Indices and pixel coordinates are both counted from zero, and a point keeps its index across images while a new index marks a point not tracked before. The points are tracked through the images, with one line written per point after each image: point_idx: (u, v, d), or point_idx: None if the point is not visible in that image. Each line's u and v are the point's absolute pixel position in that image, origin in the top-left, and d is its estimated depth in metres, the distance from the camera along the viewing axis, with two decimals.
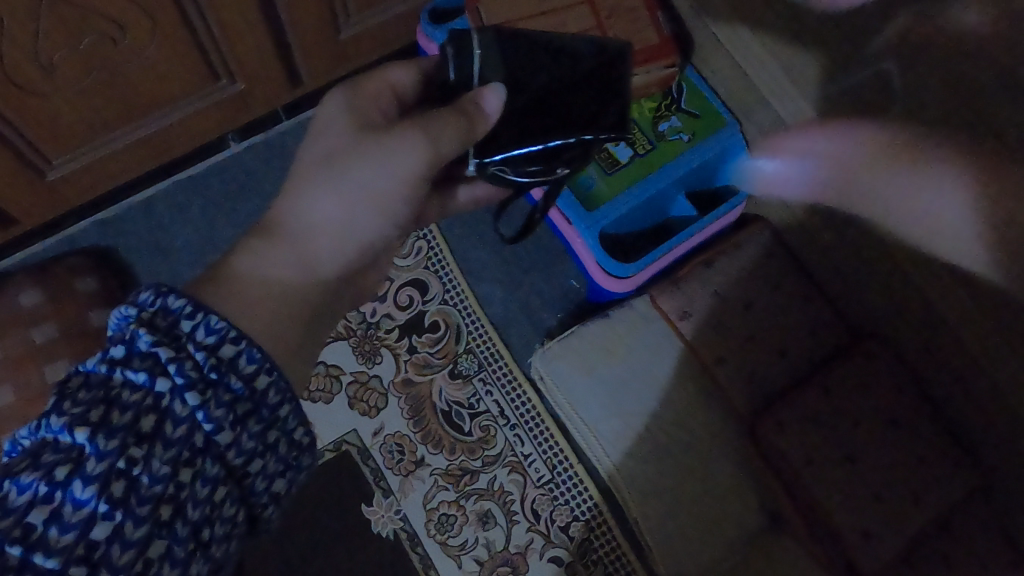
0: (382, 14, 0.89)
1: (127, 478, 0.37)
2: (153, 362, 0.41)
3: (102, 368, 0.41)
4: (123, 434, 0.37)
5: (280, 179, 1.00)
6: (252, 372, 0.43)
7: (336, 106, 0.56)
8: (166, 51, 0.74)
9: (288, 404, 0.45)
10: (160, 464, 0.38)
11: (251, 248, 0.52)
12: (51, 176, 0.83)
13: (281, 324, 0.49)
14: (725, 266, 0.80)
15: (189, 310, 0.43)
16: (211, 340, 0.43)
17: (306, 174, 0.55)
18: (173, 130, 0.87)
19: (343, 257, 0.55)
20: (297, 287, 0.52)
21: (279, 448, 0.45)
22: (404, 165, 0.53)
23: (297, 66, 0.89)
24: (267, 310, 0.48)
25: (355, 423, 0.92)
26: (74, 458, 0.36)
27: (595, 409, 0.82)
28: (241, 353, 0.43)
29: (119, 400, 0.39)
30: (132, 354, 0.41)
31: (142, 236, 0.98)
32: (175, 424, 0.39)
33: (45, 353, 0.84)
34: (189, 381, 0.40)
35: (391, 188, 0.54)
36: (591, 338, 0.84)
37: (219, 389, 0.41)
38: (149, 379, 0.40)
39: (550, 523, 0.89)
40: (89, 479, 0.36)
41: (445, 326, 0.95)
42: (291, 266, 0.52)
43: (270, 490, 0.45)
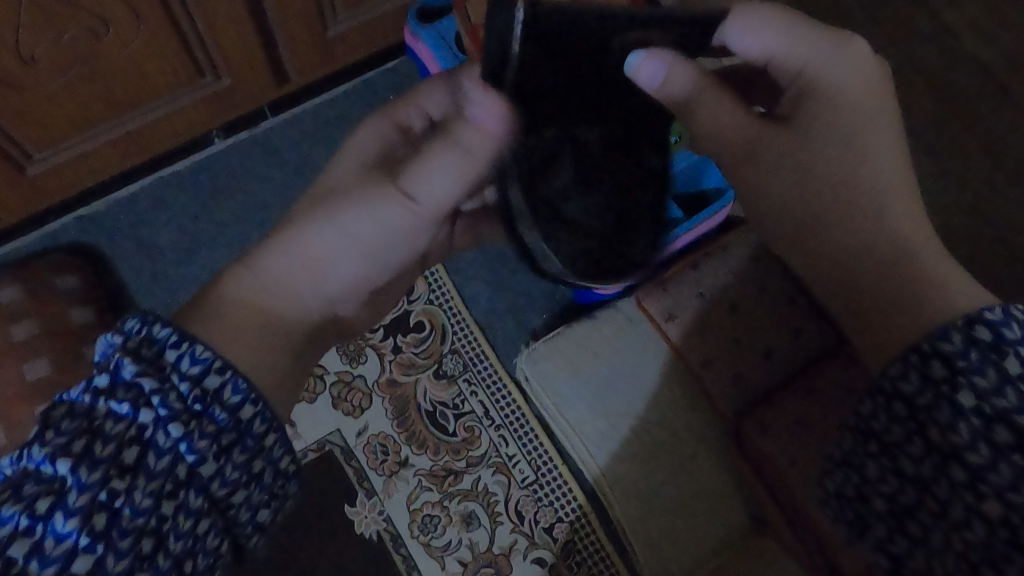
0: (370, 11, 0.88)
1: (109, 511, 0.36)
2: (137, 393, 0.40)
3: (87, 398, 0.40)
4: (106, 466, 0.37)
5: (265, 179, 0.99)
6: (237, 403, 0.43)
7: (361, 138, 0.56)
8: (152, 46, 0.74)
9: (274, 433, 0.45)
10: (142, 497, 0.37)
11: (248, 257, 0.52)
12: (32, 170, 0.82)
13: (266, 354, 0.48)
14: (709, 269, 0.81)
15: (175, 340, 0.43)
16: (195, 370, 0.42)
17: (308, 200, 0.54)
18: (157, 125, 0.86)
19: (324, 294, 0.54)
20: (273, 320, 0.50)
21: (262, 477, 0.44)
22: (391, 210, 0.51)
23: (283, 63, 0.88)
24: (254, 343, 0.48)
25: (338, 423, 0.92)
26: (55, 490, 0.36)
27: (581, 411, 0.83)
28: (226, 384, 0.43)
29: (102, 430, 0.38)
30: (117, 384, 0.40)
31: (124, 233, 0.97)
32: (157, 456, 0.39)
33: (24, 350, 0.83)
34: (173, 413, 0.39)
35: (378, 229, 0.52)
36: (577, 341, 0.85)
37: (204, 420, 0.41)
38: (133, 411, 0.39)
39: (534, 524, 0.89)
40: (71, 512, 0.35)
41: (430, 327, 0.95)
42: (268, 294, 0.51)
43: (254, 521, 0.44)
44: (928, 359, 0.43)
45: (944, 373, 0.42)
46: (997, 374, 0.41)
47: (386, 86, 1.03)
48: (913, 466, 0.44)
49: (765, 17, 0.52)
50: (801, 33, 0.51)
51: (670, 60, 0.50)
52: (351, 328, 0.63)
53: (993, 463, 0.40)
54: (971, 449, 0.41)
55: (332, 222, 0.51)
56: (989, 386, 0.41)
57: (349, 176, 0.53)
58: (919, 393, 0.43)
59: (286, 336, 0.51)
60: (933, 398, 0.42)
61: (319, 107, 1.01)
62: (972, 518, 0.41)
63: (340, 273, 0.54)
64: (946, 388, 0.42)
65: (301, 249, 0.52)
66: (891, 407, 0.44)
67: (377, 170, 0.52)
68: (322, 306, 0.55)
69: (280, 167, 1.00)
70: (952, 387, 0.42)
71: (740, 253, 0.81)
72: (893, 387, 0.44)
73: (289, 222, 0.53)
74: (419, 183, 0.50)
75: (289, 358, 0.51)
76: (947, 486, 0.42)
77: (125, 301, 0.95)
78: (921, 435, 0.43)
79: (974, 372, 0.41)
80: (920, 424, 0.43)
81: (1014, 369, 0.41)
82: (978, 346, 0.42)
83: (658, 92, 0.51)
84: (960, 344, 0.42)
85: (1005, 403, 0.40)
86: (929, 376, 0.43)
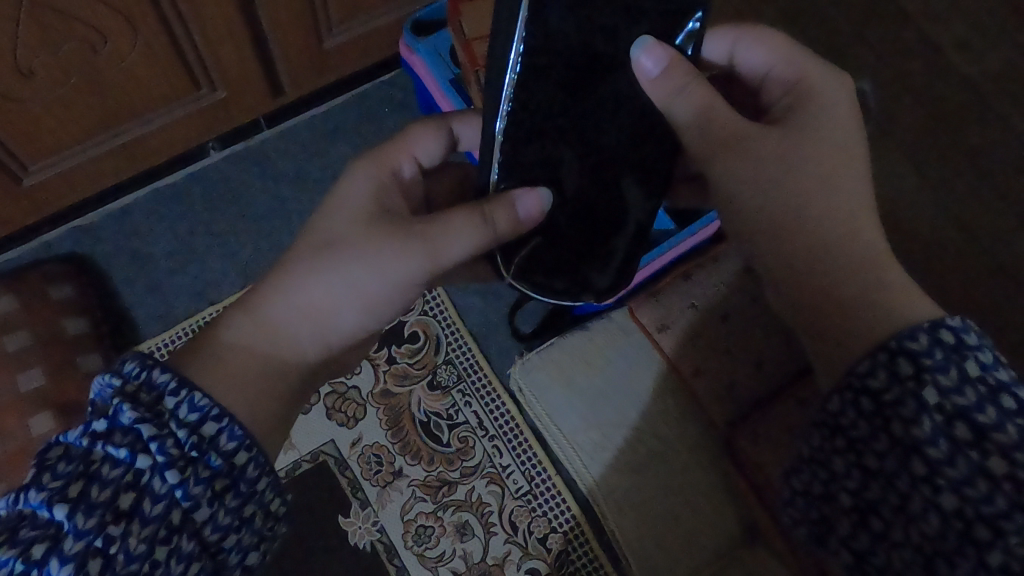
0: (366, 25, 0.89)
1: (104, 557, 0.37)
2: (134, 438, 0.41)
3: (84, 441, 0.41)
4: (101, 511, 0.38)
5: (260, 190, 0.99)
6: (232, 448, 0.43)
7: (363, 178, 0.54)
8: (148, 58, 0.74)
9: (265, 477, 0.45)
10: (137, 542, 0.38)
11: (252, 315, 0.51)
12: (27, 182, 0.82)
13: (263, 400, 0.49)
14: (702, 280, 0.82)
15: (174, 386, 0.43)
16: (193, 418, 0.43)
17: (309, 246, 0.52)
18: (153, 137, 0.87)
19: (327, 343, 0.53)
20: (271, 367, 0.51)
21: (254, 521, 0.44)
22: (403, 271, 0.51)
23: (278, 75, 0.89)
24: (249, 385, 0.49)
25: (333, 434, 0.92)
26: (52, 535, 0.37)
27: (574, 422, 0.84)
28: (222, 431, 0.43)
29: (99, 475, 0.39)
30: (114, 429, 0.41)
31: (118, 244, 0.97)
32: (153, 502, 0.39)
33: (17, 360, 0.83)
34: (169, 459, 0.40)
35: (388, 287, 0.52)
36: (569, 352, 0.86)
37: (199, 465, 0.41)
38: (130, 455, 0.40)
39: (528, 535, 0.89)
40: (67, 558, 0.36)
41: (424, 337, 0.95)
42: (268, 344, 0.51)
43: (244, 563, 0.44)
44: (895, 357, 0.44)
45: (911, 371, 0.43)
46: (959, 374, 0.42)
47: (380, 100, 1.03)
48: (877, 461, 0.44)
49: (776, 35, 0.56)
50: (807, 52, 0.54)
51: (669, 57, 0.49)
52: (343, 363, 0.64)
53: (953, 458, 0.41)
54: (933, 444, 0.41)
55: (340, 279, 0.51)
56: (951, 384, 0.42)
57: (356, 225, 0.51)
58: (885, 390, 0.44)
59: (286, 384, 0.52)
60: (898, 394, 0.43)
61: (312, 119, 1.02)
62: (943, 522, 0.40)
63: (346, 326, 0.53)
64: (912, 384, 0.43)
65: (305, 300, 0.51)
66: (857, 403, 0.45)
67: (388, 225, 0.51)
68: (325, 354, 0.54)
69: (275, 179, 1.00)
70: (918, 383, 0.43)
71: (733, 262, 0.82)
72: (859, 383, 0.45)
73: (293, 270, 0.51)
74: (434, 246, 0.50)
75: (286, 385, 0.52)
76: (907, 483, 0.42)
77: (120, 311, 0.95)
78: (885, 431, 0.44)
79: (938, 369, 0.43)
80: (886, 418, 0.44)
81: (972, 370, 0.43)
82: (942, 347, 0.43)
83: (650, 86, 0.50)
84: (926, 344, 0.43)
85: (964, 400, 0.42)
86: (896, 372, 0.44)
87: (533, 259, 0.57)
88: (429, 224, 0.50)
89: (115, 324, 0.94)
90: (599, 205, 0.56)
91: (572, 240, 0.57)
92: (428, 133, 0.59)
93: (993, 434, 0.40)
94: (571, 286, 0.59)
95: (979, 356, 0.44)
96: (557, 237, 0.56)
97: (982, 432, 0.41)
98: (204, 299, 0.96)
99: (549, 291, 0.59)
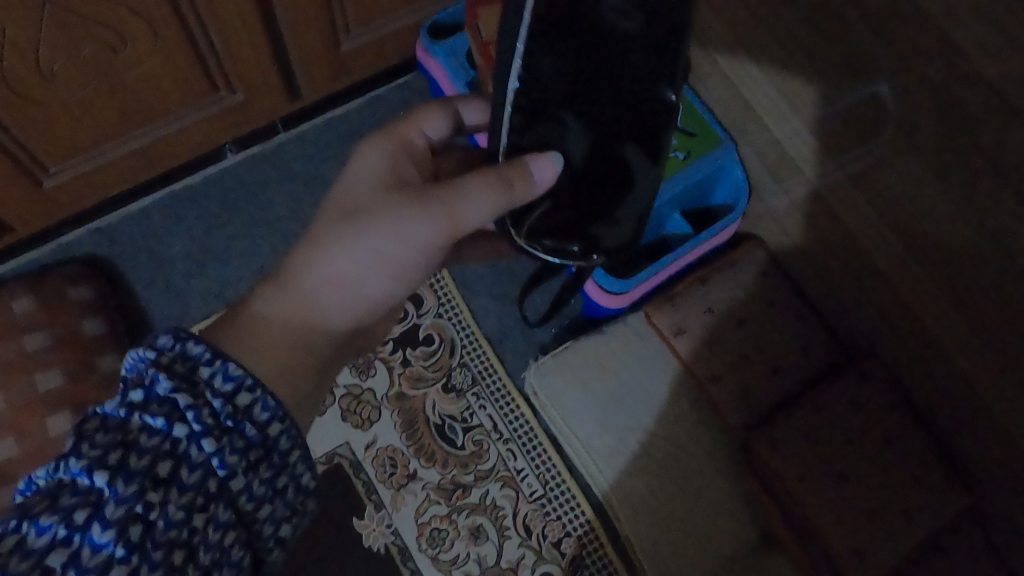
0: (383, 28, 0.89)
1: (145, 523, 0.36)
2: (170, 407, 0.40)
3: (121, 411, 0.40)
4: (140, 478, 0.37)
5: (277, 192, 1.00)
6: (265, 419, 0.43)
7: (379, 153, 0.54)
8: (167, 62, 0.75)
9: (298, 450, 0.44)
10: (175, 509, 0.38)
11: (282, 286, 0.51)
12: (48, 184, 0.83)
13: (297, 364, 0.48)
14: (720, 285, 0.81)
15: (209, 356, 0.43)
16: (228, 388, 0.42)
17: (332, 218, 0.52)
18: (172, 139, 0.87)
19: (353, 312, 0.54)
20: (301, 335, 0.50)
21: (287, 493, 0.44)
22: (421, 235, 0.51)
23: (296, 78, 0.89)
24: (280, 359, 0.47)
25: (347, 436, 0.92)
26: (93, 501, 0.36)
27: (589, 425, 0.83)
28: (257, 402, 0.43)
29: (137, 444, 0.38)
30: (150, 399, 0.40)
31: (136, 245, 0.98)
32: (190, 470, 0.39)
33: (36, 360, 0.84)
34: (206, 428, 0.39)
35: (412, 251, 0.52)
36: (584, 354, 0.85)
37: (235, 435, 0.41)
38: (167, 425, 0.39)
39: (542, 539, 0.89)
40: (108, 524, 0.35)
41: (439, 340, 0.96)
42: (302, 313, 0.50)
43: (275, 535, 0.44)
44: None
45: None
46: None
47: (396, 102, 1.04)
48: None
49: None
50: None
51: None
52: (368, 341, 0.63)
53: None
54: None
55: (367, 245, 0.51)
56: None
57: (376, 196, 0.52)
58: None
59: (319, 350, 0.51)
60: None
61: (329, 122, 1.02)
62: None
63: (371, 294, 0.54)
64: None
65: (328, 271, 0.51)
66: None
67: (407, 193, 0.52)
68: (351, 324, 0.54)
69: (293, 181, 1.00)
70: None
71: (749, 268, 0.81)
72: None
73: (322, 241, 0.51)
74: (450, 210, 0.51)
75: (319, 356, 0.51)
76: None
77: (137, 312, 0.96)
78: None
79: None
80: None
81: None
82: None
83: None
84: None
85: None
86: None
87: (544, 222, 0.58)
88: (443, 188, 0.51)
89: (132, 325, 0.95)
90: (602, 171, 0.58)
91: (576, 202, 0.58)
92: (436, 111, 0.59)
93: None
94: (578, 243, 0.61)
95: None
96: (563, 202, 0.58)
97: None
98: (221, 301, 0.96)
99: (561, 252, 0.61)
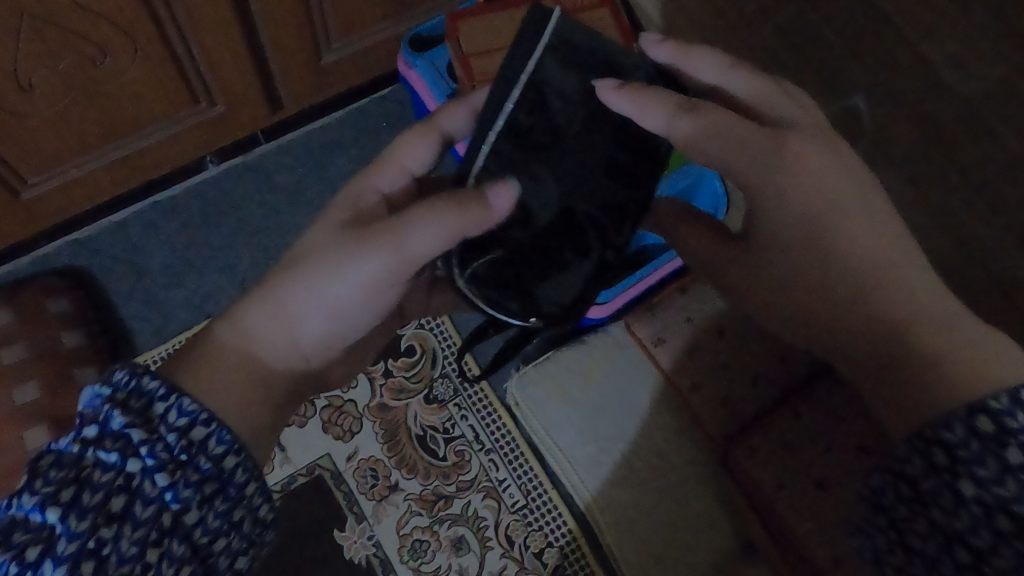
0: (365, 41, 0.90)
1: (97, 558, 0.39)
2: (125, 443, 0.42)
3: (75, 448, 0.42)
4: (93, 514, 0.39)
5: (258, 204, 1.00)
6: (221, 452, 0.45)
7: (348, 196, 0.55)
8: (148, 74, 0.75)
9: (255, 482, 0.47)
10: (128, 544, 0.40)
11: (234, 321, 0.52)
12: (26, 196, 0.82)
13: (248, 409, 0.50)
14: (699, 296, 0.82)
15: (163, 392, 0.45)
16: (183, 422, 0.44)
17: (291, 253, 0.53)
18: (153, 151, 0.87)
19: (303, 348, 0.54)
20: (246, 370, 0.51)
21: (242, 526, 0.46)
22: (364, 272, 0.50)
23: (278, 90, 0.90)
24: (229, 399, 0.49)
25: (329, 448, 0.91)
26: (45, 538, 0.38)
27: (571, 435, 0.84)
28: (211, 435, 0.45)
29: (91, 480, 0.40)
30: (105, 434, 0.42)
31: (115, 257, 0.97)
32: (144, 505, 0.41)
33: (15, 374, 0.83)
34: (160, 463, 0.42)
35: (360, 292, 0.52)
36: (565, 366, 0.86)
37: (189, 469, 0.43)
38: (121, 460, 0.41)
39: (524, 549, 0.89)
40: (60, 560, 0.38)
41: (422, 351, 0.95)
42: (248, 349, 0.52)
43: (232, 567, 0.45)
44: (931, 447, 0.45)
45: (993, 431, 0.44)
46: (997, 465, 0.43)
47: (379, 114, 1.04)
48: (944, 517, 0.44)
49: (635, 99, 0.51)
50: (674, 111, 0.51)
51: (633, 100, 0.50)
52: (326, 380, 0.64)
53: (995, 547, 0.43)
54: (980, 465, 0.43)
55: (311, 285, 0.51)
56: (989, 475, 0.43)
57: (331, 235, 0.52)
58: (924, 478, 0.45)
59: (264, 387, 0.52)
60: (935, 483, 0.45)
61: (311, 134, 1.03)
62: (956, 503, 0.44)
63: (322, 331, 0.54)
64: (948, 475, 0.44)
65: (279, 305, 0.52)
66: (897, 488, 0.46)
67: (359, 229, 0.51)
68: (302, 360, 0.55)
69: (274, 193, 1.00)
70: (953, 476, 0.44)
71: None
72: (899, 469, 0.47)
73: (273, 279, 0.52)
74: (393, 245, 0.49)
75: (269, 396, 0.52)
76: (951, 566, 0.44)
77: (116, 324, 0.95)
78: (924, 513, 0.45)
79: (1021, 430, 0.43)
80: (956, 474, 0.44)
81: (1014, 459, 0.43)
82: (981, 438, 0.44)
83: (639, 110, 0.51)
84: (1008, 404, 0.44)
85: (1004, 492, 0.43)
86: (932, 463, 0.45)
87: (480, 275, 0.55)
88: (392, 221, 0.49)
89: (113, 337, 0.94)
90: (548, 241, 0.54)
91: (517, 269, 0.55)
92: (420, 139, 0.57)
93: (969, 464, 0.44)
94: (515, 304, 0.56)
95: (1017, 433, 0.43)
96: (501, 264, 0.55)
97: (956, 461, 0.44)
98: (202, 312, 0.96)
99: (494, 300, 0.56)
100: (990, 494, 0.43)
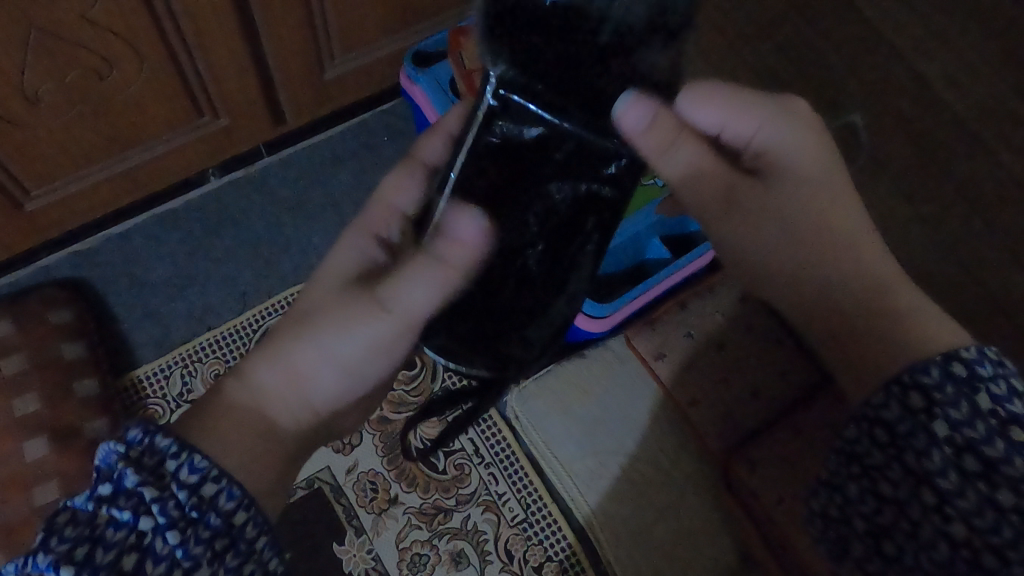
0: (368, 55, 0.90)
1: None
2: (137, 501, 0.42)
3: (90, 505, 0.42)
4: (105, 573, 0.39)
5: (259, 216, 1.00)
6: (231, 508, 0.45)
7: (351, 247, 0.54)
8: (152, 86, 0.75)
9: (264, 536, 0.46)
10: None
11: (246, 377, 0.52)
12: (29, 207, 0.82)
13: (259, 452, 0.50)
14: (698, 310, 0.83)
15: (175, 449, 0.45)
16: (193, 479, 0.44)
17: (299, 306, 0.54)
18: (156, 162, 0.88)
19: (317, 397, 0.55)
20: (258, 424, 0.51)
21: None
22: (366, 327, 0.51)
23: (281, 103, 0.90)
24: (245, 443, 0.50)
25: (329, 461, 0.91)
26: None
27: (570, 449, 0.84)
28: (220, 492, 0.45)
29: (104, 538, 0.40)
30: (119, 493, 0.42)
31: (116, 269, 0.97)
32: (155, 563, 0.41)
33: (14, 385, 0.83)
34: (171, 520, 0.41)
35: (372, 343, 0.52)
36: (566, 378, 0.86)
37: (200, 526, 0.42)
38: (134, 518, 0.41)
39: (524, 564, 0.89)
40: None
41: (421, 364, 0.96)
42: (262, 403, 0.52)
43: None
44: (908, 391, 0.43)
45: (966, 375, 0.42)
46: (969, 407, 0.41)
47: (379, 128, 1.05)
48: (891, 489, 0.42)
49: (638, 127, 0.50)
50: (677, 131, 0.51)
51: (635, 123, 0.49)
52: (337, 429, 0.64)
53: (961, 490, 0.40)
54: (953, 406, 0.41)
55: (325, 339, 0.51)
56: (961, 416, 0.41)
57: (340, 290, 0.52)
58: (899, 421, 0.42)
59: (276, 439, 0.52)
60: (910, 425, 0.42)
61: (312, 148, 1.03)
62: (944, 456, 0.40)
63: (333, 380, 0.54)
64: (923, 416, 0.42)
65: (286, 361, 0.52)
66: (874, 434, 0.43)
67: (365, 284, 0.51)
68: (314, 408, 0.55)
69: (274, 206, 1.01)
70: (929, 416, 0.42)
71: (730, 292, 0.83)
72: (875, 415, 0.44)
73: (285, 336, 0.52)
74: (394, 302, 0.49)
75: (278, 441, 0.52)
76: (918, 509, 0.41)
77: (116, 335, 0.95)
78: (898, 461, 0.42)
79: (991, 379, 0.42)
80: (931, 414, 0.42)
81: (983, 403, 0.41)
82: (954, 380, 0.42)
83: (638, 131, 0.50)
84: (978, 355, 0.43)
85: (973, 433, 0.41)
86: (908, 406, 0.43)
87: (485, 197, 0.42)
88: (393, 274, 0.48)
89: (112, 348, 0.94)
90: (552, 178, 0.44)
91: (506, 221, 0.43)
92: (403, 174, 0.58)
93: (946, 408, 0.41)
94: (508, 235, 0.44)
95: (992, 389, 0.42)
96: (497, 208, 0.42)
97: (931, 402, 0.42)
98: (203, 324, 0.96)
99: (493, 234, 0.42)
100: (961, 437, 0.41)
